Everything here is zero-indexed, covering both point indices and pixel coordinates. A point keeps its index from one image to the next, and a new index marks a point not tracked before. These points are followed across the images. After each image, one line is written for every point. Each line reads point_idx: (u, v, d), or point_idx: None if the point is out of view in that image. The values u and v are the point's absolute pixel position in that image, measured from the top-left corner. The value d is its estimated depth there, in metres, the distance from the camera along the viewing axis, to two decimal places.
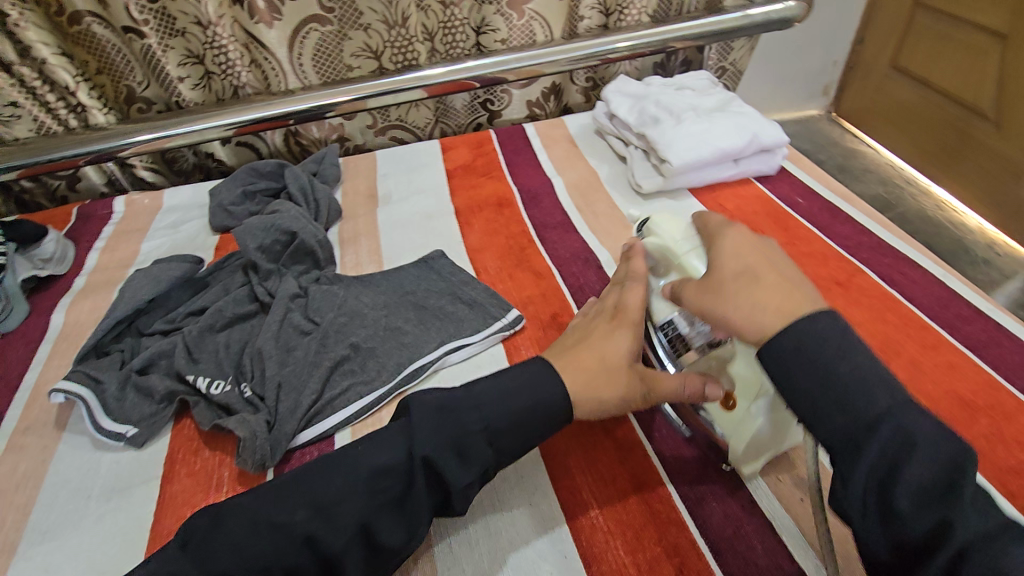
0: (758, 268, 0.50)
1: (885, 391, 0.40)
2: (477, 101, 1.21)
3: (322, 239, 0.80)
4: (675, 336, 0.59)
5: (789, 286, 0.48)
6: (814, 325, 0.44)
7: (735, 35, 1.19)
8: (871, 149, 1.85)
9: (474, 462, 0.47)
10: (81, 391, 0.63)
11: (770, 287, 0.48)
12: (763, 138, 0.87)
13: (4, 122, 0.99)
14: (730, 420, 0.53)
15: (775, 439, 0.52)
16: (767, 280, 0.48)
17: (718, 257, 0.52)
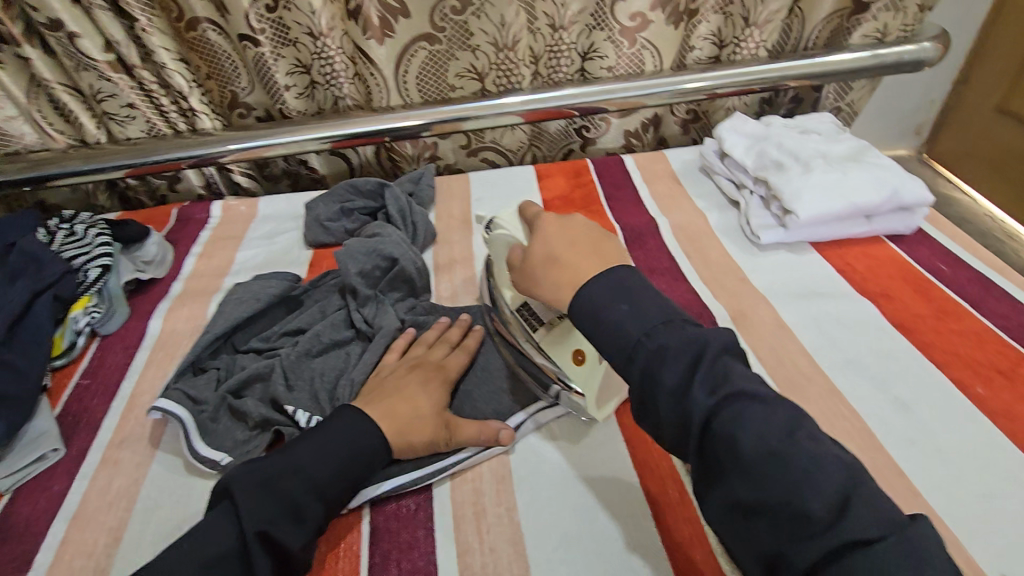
0: (558, 251, 0.52)
1: (644, 336, 0.43)
2: (573, 127, 1.16)
3: (421, 266, 0.77)
4: (529, 315, 0.62)
5: (597, 248, 0.52)
6: (599, 285, 0.47)
7: (858, 75, 1.10)
8: (967, 199, 1.60)
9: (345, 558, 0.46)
10: (178, 412, 0.61)
11: (569, 263, 0.50)
12: (903, 196, 0.79)
13: (120, 122, 1.02)
14: (581, 375, 0.58)
15: (614, 383, 0.60)
16: (563, 256, 0.51)
17: (530, 247, 0.55)
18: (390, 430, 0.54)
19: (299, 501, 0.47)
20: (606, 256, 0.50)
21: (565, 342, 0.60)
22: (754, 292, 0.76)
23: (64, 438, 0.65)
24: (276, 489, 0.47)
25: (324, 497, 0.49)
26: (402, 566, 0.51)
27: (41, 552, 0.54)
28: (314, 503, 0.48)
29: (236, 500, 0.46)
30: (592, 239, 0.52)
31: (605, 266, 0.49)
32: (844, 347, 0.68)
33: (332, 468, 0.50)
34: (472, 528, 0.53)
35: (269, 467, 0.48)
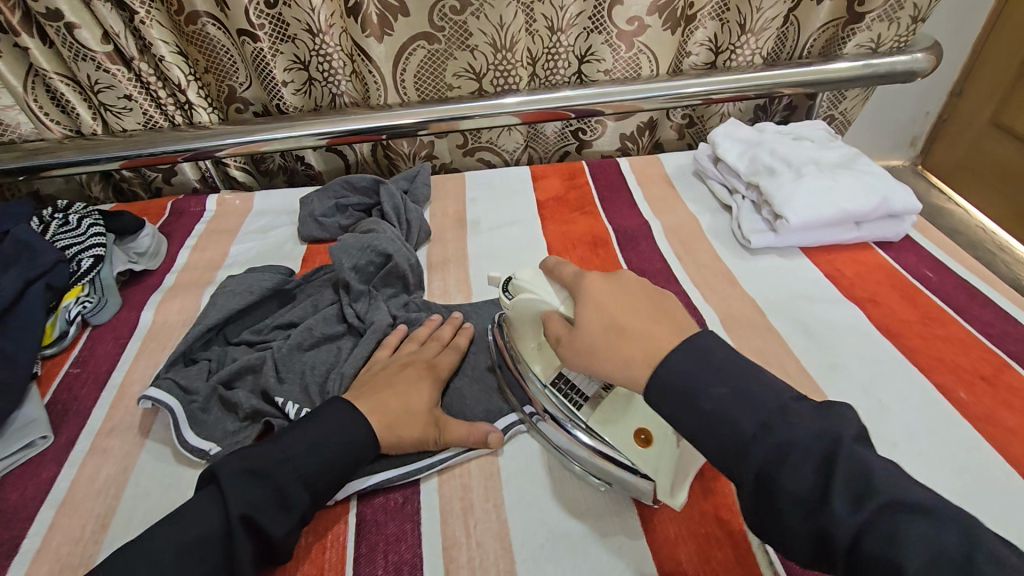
0: (621, 320, 0.49)
1: (757, 431, 0.41)
2: (569, 128, 1.17)
3: (415, 263, 0.78)
4: (570, 388, 0.57)
5: (662, 319, 0.49)
6: (680, 360, 0.45)
7: (852, 84, 1.11)
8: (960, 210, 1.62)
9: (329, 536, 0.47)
10: (169, 401, 0.62)
11: (640, 336, 0.48)
12: (892, 203, 0.80)
13: (116, 113, 1.02)
14: (648, 455, 0.51)
15: (690, 466, 0.50)
16: (630, 327, 0.48)
17: (581, 317, 0.51)
18: (380, 424, 0.55)
19: (287, 487, 0.48)
20: (674, 326, 0.49)
21: (624, 419, 0.54)
22: (744, 296, 0.77)
23: (53, 426, 0.65)
24: (264, 476, 0.48)
25: (312, 487, 0.50)
26: (389, 559, 0.51)
27: (28, 538, 0.54)
28: (301, 493, 0.49)
29: (225, 487, 0.46)
30: (652, 309, 0.50)
31: (679, 340, 0.47)
32: (831, 351, 0.68)
33: (320, 459, 0.51)
34: (459, 523, 0.54)
35: (256, 457, 0.49)
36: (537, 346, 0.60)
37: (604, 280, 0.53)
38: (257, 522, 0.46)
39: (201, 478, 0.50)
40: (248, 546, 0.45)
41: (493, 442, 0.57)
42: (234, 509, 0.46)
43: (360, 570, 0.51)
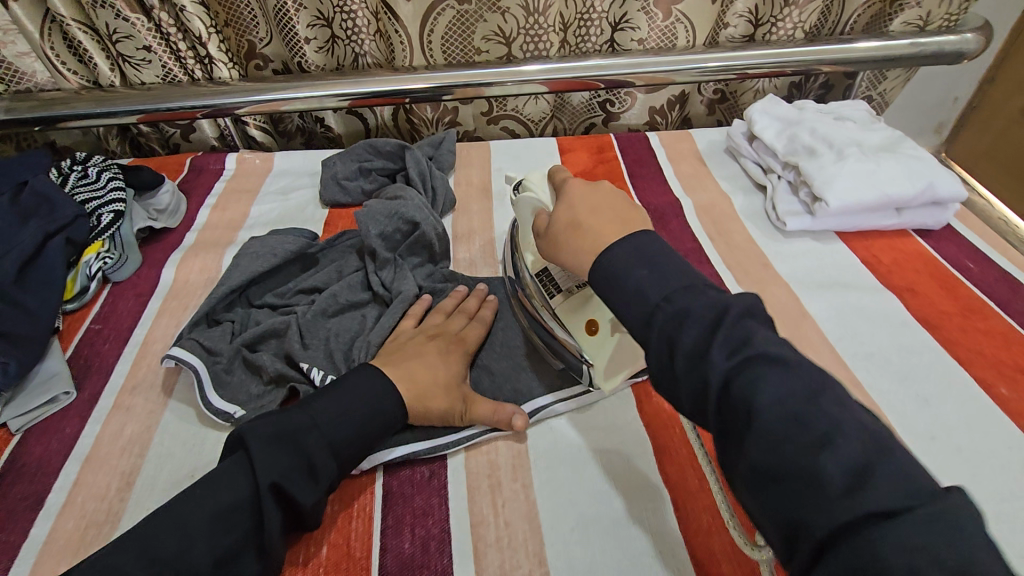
0: (581, 214, 0.51)
1: (662, 300, 0.42)
2: (597, 100, 1.14)
3: (442, 232, 0.75)
4: (549, 283, 0.61)
5: (623, 214, 0.50)
6: (622, 250, 0.45)
7: (895, 64, 1.06)
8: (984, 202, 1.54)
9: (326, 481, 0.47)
10: (193, 361, 0.61)
11: (592, 229, 0.49)
12: (937, 190, 0.77)
13: (135, 66, 0.99)
14: (594, 345, 0.57)
15: (632, 353, 0.56)
16: (587, 223, 0.50)
17: (555, 210, 0.54)
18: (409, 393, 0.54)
19: (315, 456, 0.47)
20: (629, 222, 0.50)
21: (582, 310, 0.59)
22: (778, 279, 0.75)
23: (76, 381, 0.64)
24: (295, 442, 0.47)
25: (338, 454, 0.49)
26: (416, 532, 0.51)
27: (54, 491, 0.54)
28: (328, 461, 0.48)
29: (254, 452, 0.45)
30: (622, 207, 0.51)
31: (624, 231, 0.48)
32: (867, 342, 0.67)
33: (349, 428, 0.50)
34: (487, 501, 0.53)
35: (285, 421, 0.48)
36: (533, 244, 0.65)
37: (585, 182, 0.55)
38: (290, 490, 0.45)
39: (229, 442, 0.49)
40: (275, 513, 0.45)
41: (517, 424, 0.56)
42: (265, 477, 0.45)
43: (386, 541, 0.50)
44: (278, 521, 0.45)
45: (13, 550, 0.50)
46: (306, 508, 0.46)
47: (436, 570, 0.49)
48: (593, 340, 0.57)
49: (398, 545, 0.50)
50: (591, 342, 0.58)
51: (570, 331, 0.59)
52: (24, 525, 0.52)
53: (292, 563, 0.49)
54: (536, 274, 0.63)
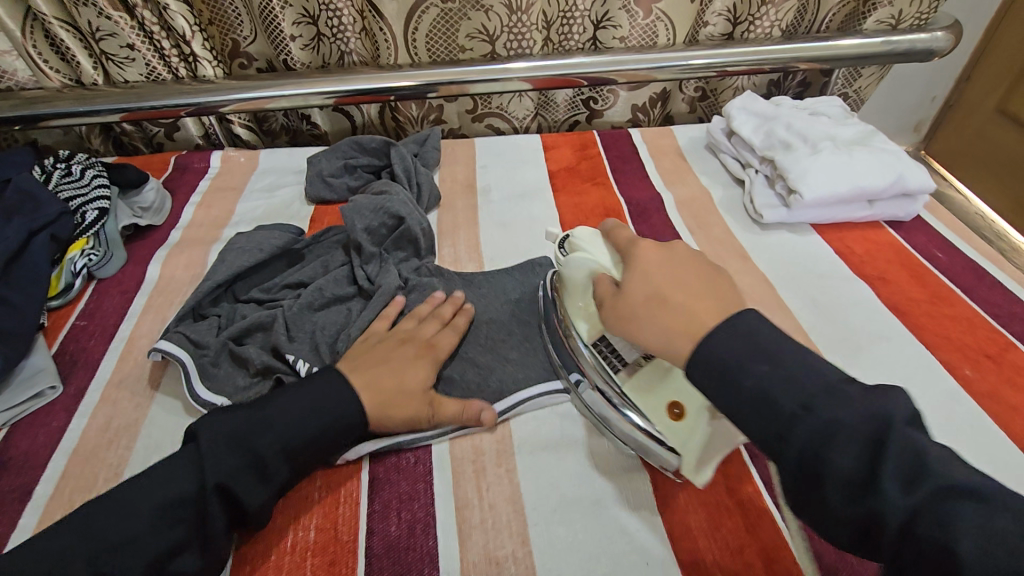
0: (665, 291, 0.49)
1: (799, 408, 0.40)
2: (580, 97, 1.15)
3: (427, 228, 0.77)
4: (609, 353, 0.57)
5: (707, 287, 0.49)
6: (724, 337, 0.44)
7: (869, 62, 1.09)
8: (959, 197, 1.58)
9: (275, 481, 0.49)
10: (180, 353, 0.61)
11: (679, 307, 0.48)
12: (907, 182, 0.80)
13: (118, 64, 0.99)
14: (682, 428, 0.51)
15: (726, 440, 0.50)
16: (674, 299, 0.48)
17: (627, 282, 0.52)
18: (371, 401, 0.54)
19: (267, 458, 0.48)
20: (721, 297, 0.48)
21: (661, 387, 0.54)
22: (755, 270, 0.77)
23: (62, 376, 0.64)
24: (246, 445, 0.48)
25: (292, 459, 0.50)
26: (402, 516, 0.52)
27: (41, 484, 0.55)
28: (281, 464, 0.49)
29: (205, 451, 0.47)
30: (697, 276, 0.50)
31: (724, 313, 0.46)
32: (839, 328, 0.69)
33: (307, 431, 0.50)
34: (471, 485, 0.54)
35: (242, 422, 0.49)
36: (583, 305, 0.60)
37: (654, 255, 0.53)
38: (234, 489, 0.47)
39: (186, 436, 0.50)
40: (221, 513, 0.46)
41: (487, 421, 0.56)
42: (212, 477, 0.46)
43: (373, 525, 0.51)
44: (224, 520, 0.46)
45: (1, 541, 0.51)
46: (252, 510, 0.48)
47: (421, 552, 0.50)
48: (677, 424, 0.52)
49: (384, 528, 0.51)
50: (673, 426, 0.52)
51: (642, 410, 0.54)
52: (11, 516, 0.52)
53: (280, 547, 0.50)
54: (593, 343, 0.58)
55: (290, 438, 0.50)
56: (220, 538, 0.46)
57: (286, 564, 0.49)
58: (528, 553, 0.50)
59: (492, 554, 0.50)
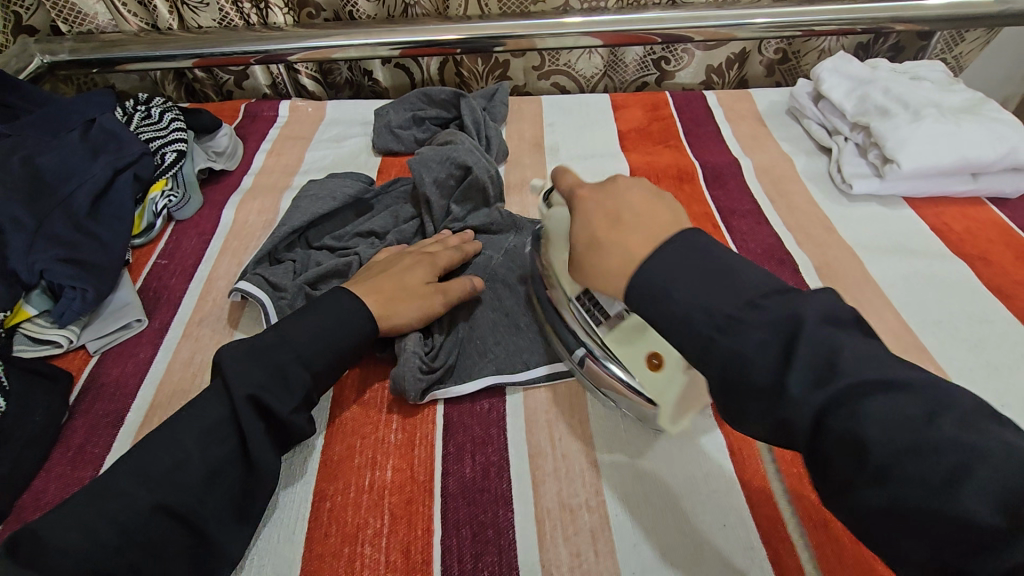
0: (602, 229, 0.45)
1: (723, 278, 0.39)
2: (652, 56, 1.10)
3: (495, 174, 0.74)
4: (592, 305, 0.53)
5: (650, 222, 0.44)
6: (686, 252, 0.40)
7: (978, 24, 0.99)
8: None
9: (297, 388, 0.50)
10: (259, 294, 0.62)
11: (621, 253, 0.43)
12: (1020, 154, 0.73)
13: (193, 9, 1.01)
14: (654, 381, 0.49)
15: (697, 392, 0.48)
16: (605, 238, 0.45)
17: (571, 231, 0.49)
18: (377, 302, 0.57)
19: (286, 366, 0.50)
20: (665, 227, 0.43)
21: (638, 343, 0.50)
22: (841, 242, 0.73)
23: (147, 311, 0.67)
24: (266, 355, 0.50)
25: (311, 366, 0.51)
26: (476, 459, 0.52)
27: (133, 411, 0.57)
28: (300, 372, 0.50)
29: (226, 368, 0.48)
30: (643, 206, 0.45)
31: (652, 244, 0.42)
32: (934, 308, 0.65)
33: (324, 342, 0.52)
34: (544, 435, 0.54)
35: (258, 340, 0.51)
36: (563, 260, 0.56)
37: (591, 192, 0.49)
38: (264, 399, 0.48)
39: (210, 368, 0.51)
40: (254, 420, 0.47)
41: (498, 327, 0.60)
42: (241, 389, 0.47)
43: (448, 466, 0.52)
44: (260, 428, 0.48)
45: (99, 460, 0.54)
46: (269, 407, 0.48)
47: (496, 494, 0.50)
48: (653, 375, 0.49)
49: (459, 470, 0.52)
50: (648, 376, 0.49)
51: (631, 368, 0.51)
52: (107, 438, 0.55)
53: (360, 484, 0.51)
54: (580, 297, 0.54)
55: (300, 345, 0.51)
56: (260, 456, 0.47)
57: (366, 501, 0.50)
58: (603, 506, 0.49)
59: (567, 502, 0.50)
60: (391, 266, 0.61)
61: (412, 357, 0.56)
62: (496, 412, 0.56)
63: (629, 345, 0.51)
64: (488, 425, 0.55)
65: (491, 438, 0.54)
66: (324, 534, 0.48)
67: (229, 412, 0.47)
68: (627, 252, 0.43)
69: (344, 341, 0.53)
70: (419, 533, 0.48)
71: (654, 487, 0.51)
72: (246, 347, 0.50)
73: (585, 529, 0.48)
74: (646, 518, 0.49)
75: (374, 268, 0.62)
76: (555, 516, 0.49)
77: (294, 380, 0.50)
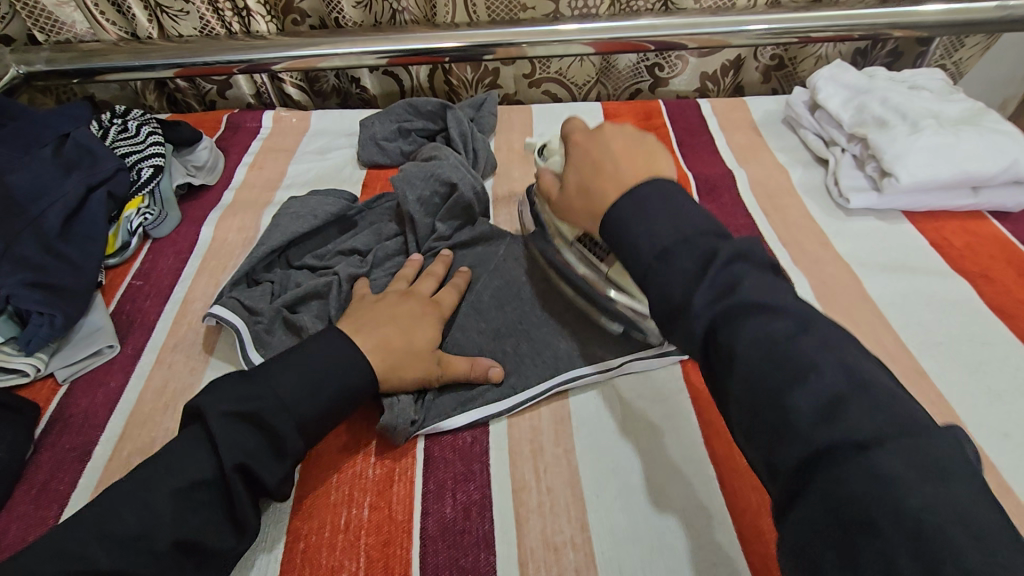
0: (589, 179, 0.53)
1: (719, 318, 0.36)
2: (645, 63, 1.07)
3: (480, 191, 0.73)
4: (593, 247, 0.61)
5: (631, 163, 0.51)
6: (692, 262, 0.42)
7: (977, 29, 0.97)
8: None
9: (288, 448, 0.48)
10: (233, 318, 0.60)
11: (597, 190, 0.51)
12: (1022, 167, 0.71)
13: (173, 17, 0.98)
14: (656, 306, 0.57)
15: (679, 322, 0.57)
16: (592, 186, 0.52)
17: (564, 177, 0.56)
18: (384, 357, 0.53)
19: (259, 410, 0.47)
20: (648, 168, 0.51)
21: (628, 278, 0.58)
22: (838, 259, 0.71)
23: (120, 335, 0.64)
24: (253, 412, 0.46)
25: (303, 425, 0.48)
26: (458, 497, 0.50)
27: (101, 444, 0.55)
28: (291, 431, 0.48)
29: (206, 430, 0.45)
30: (622, 153, 0.52)
31: (623, 190, 0.48)
32: (934, 329, 0.63)
33: (313, 393, 0.49)
34: (529, 468, 0.52)
35: (221, 375, 0.47)
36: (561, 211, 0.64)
37: (585, 140, 0.56)
38: (253, 466, 0.45)
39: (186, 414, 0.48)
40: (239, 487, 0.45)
41: (495, 377, 0.56)
42: (226, 454, 0.44)
43: (427, 505, 0.50)
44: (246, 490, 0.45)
45: (64, 498, 0.51)
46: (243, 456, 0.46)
47: (478, 535, 0.48)
48: None
49: (439, 509, 0.49)
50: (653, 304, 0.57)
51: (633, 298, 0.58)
52: (72, 474, 0.53)
53: (336, 524, 0.49)
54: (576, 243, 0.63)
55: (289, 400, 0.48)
56: (225, 493, 0.45)
57: (341, 544, 0.48)
58: (588, 545, 0.47)
59: (551, 542, 0.48)
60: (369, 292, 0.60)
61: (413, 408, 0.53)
62: (480, 445, 0.54)
63: (626, 282, 0.59)
64: (470, 461, 0.53)
65: (474, 475, 0.52)
66: None
67: (190, 456, 0.45)
68: (605, 190, 0.51)
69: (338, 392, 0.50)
70: None
71: (644, 509, 0.49)
72: (233, 404, 0.46)
73: (570, 572, 0.46)
74: (634, 558, 0.47)
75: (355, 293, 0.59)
76: (540, 564, 0.46)
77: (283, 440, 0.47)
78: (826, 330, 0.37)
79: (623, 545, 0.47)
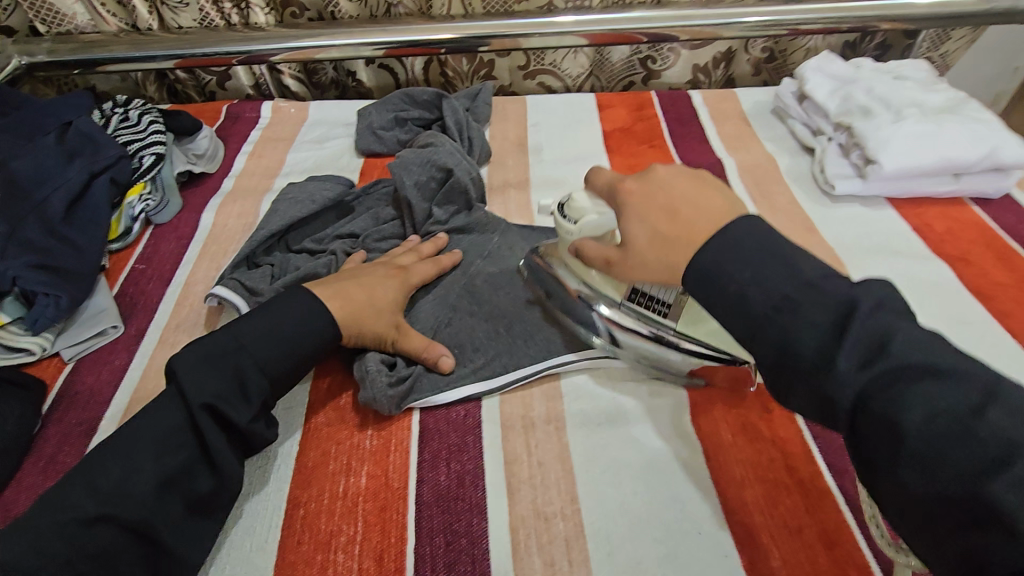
0: (665, 227, 0.47)
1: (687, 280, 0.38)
2: (638, 56, 1.09)
3: (475, 177, 0.74)
4: (647, 301, 0.57)
5: (705, 210, 0.46)
6: (719, 246, 0.43)
7: (963, 22, 0.99)
8: None
9: (255, 396, 0.50)
10: (235, 299, 0.62)
11: (677, 239, 0.46)
12: (1002, 155, 0.73)
13: (172, 9, 1.00)
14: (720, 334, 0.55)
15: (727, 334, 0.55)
16: (673, 234, 0.46)
17: (627, 233, 0.49)
18: (343, 311, 0.55)
19: (245, 374, 0.49)
20: (724, 212, 0.46)
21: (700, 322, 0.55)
22: (822, 243, 0.73)
23: (123, 317, 0.66)
24: (220, 362, 0.49)
25: (270, 373, 0.51)
26: (452, 467, 0.52)
27: (106, 420, 0.57)
28: (259, 378, 0.50)
29: (182, 378, 0.48)
30: (691, 195, 0.48)
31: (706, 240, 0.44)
32: (914, 310, 0.65)
33: (280, 347, 0.52)
34: (520, 441, 0.54)
35: (221, 348, 0.50)
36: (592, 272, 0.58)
37: (639, 186, 0.50)
38: (222, 408, 0.47)
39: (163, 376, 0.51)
40: (213, 428, 0.47)
41: (444, 366, 0.57)
42: (197, 397, 0.47)
43: (423, 474, 0.52)
44: (221, 435, 0.47)
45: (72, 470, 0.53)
46: (241, 423, 0.48)
47: (471, 502, 0.50)
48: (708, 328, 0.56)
49: (434, 477, 0.51)
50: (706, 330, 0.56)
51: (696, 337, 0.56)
52: (79, 448, 0.55)
53: (334, 492, 0.51)
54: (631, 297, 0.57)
55: (253, 348, 0.51)
56: (226, 458, 0.47)
57: (340, 510, 0.50)
58: (576, 513, 0.49)
59: (541, 509, 0.50)
60: (366, 272, 0.61)
61: (375, 368, 0.56)
62: (474, 419, 0.56)
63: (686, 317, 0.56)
64: (464, 433, 0.55)
65: (468, 446, 0.54)
66: (297, 542, 0.48)
67: (195, 426, 0.47)
68: (689, 246, 0.44)
69: (309, 345, 0.53)
70: (392, 540, 0.48)
71: (632, 479, 0.52)
72: (197, 354, 0.49)
73: (559, 537, 0.48)
74: (621, 524, 0.49)
75: (352, 274, 0.61)
76: (530, 530, 0.48)
77: (251, 387, 0.49)
78: (800, 298, 0.39)
79: (611, 511, 0.49)
